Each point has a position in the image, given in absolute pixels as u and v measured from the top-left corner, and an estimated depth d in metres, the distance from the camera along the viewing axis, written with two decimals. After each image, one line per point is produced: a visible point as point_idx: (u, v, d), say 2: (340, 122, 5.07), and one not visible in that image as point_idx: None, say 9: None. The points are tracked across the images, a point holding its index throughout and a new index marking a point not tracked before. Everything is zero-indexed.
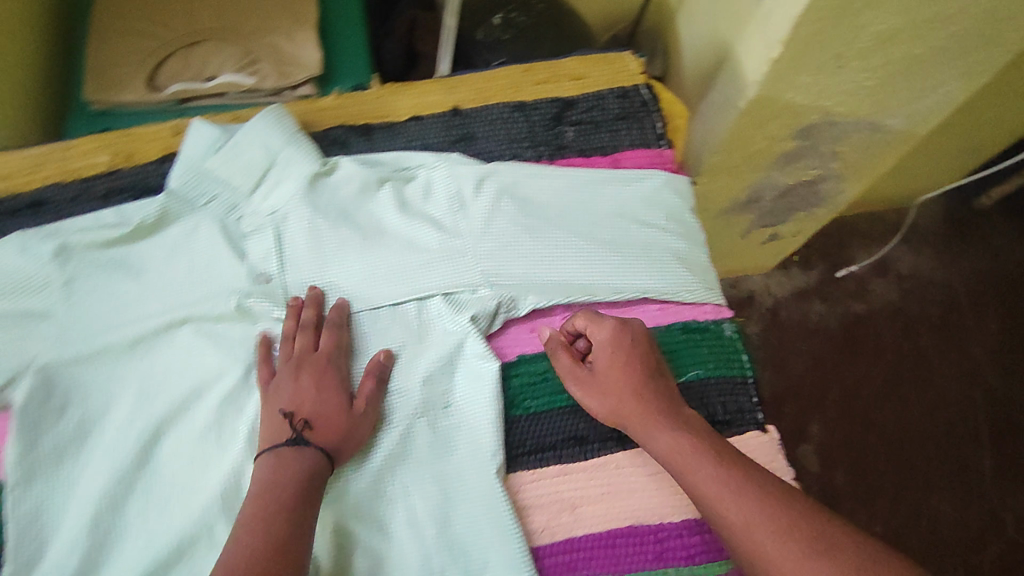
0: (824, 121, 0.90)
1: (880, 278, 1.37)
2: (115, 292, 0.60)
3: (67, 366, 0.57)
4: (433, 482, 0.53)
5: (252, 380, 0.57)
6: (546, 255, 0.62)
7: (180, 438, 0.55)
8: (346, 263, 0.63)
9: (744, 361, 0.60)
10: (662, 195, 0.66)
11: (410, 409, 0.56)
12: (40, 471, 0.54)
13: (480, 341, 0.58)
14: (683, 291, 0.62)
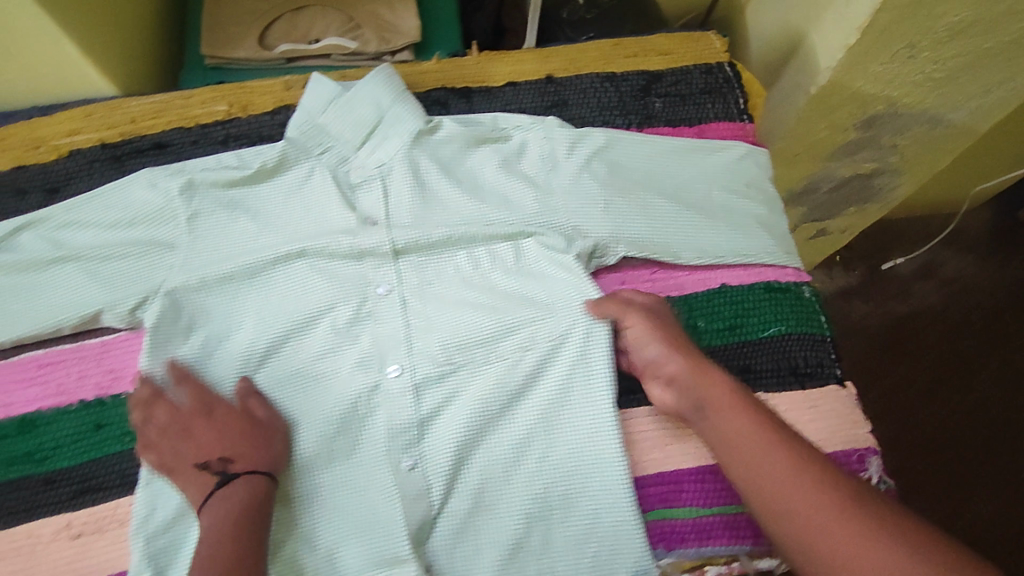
0: (888, 112, 0.92)
1: (925, 280, 1.38)
2: (237, 230, 0.65)
3: (191, 292, 0.62)
4: (540, 411, 0.58)
5: (363, 315, 0.64)
6: (635, 215, 0.65)
7: (299, 359, 0.63)
8: (442, 209, 0.67)
9: (822, 322, 0.63)
10: (743, 165, 0.69)
11: (519, 342, 0.60)
12: (175, 381, 0.61)
13: (584, 288, 0.62)
14: (765, 254, 0.65)
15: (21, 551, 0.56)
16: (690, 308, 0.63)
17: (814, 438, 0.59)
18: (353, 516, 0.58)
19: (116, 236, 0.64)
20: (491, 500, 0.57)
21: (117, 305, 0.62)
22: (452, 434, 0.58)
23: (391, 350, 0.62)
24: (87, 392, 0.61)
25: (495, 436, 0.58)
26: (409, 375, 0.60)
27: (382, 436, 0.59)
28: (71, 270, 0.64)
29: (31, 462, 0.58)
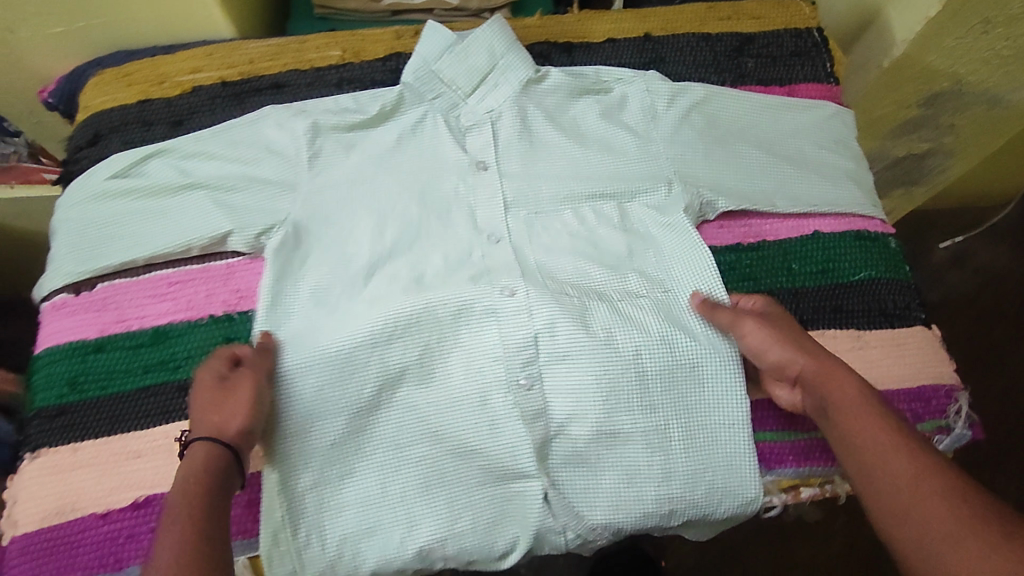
0: (953, 90, 0.96)
1: (963, 268, 1.42)
2: (355, 171, 0.68)
3: (315, 225, 0.67)
4: (651, 345, 0.64)
5: (477, 254, 0.68)
6: (733, 166, 0.69)
7: (417, 280, 0.66)
8: (545, 165, 0.71)
9: (907, 270, 0.67)
10: (834, 122, 0.73)
11: (632, 288, 0.67)
12: (297, 297, 0.65)
13: (688, 236, 0.68)
14: (855, 206, 0.69)
15: (157, 450, 0.59)
16: (785, 254, 0.67)
17: (905, 378, 0.62)
18: (478, 440, 0.63)
19: (238, 172, 0.67)
20: (612, 428, 0.63)
21: (244, 230, 0.64)
22: (568, 352, 0.64)
23: (504, 277, 0.67)
24: (215, 309, 0.64)
25: (612, 366, 0.63)
26: (522, 295, 0.66)
27: (500, 354, 0.64)
28: (197, 196, 0.67)
29: (164, 370, 0.62)
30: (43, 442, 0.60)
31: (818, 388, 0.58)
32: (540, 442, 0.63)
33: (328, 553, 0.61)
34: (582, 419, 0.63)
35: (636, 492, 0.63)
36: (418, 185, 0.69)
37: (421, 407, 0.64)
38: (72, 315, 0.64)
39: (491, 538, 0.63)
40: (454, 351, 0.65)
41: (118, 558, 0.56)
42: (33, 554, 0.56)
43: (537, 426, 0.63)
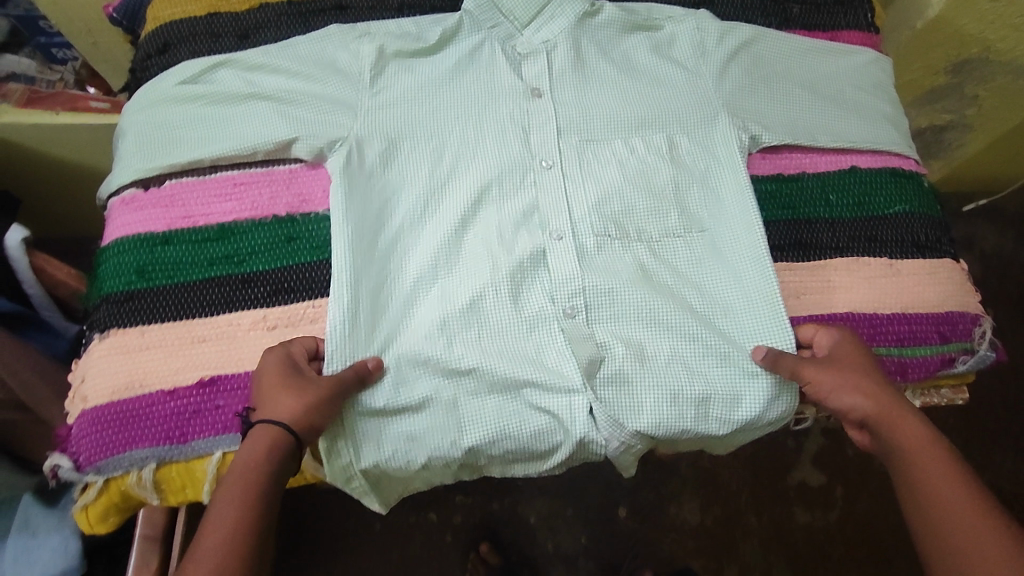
0: (979, 57, 0.99)
1: (968, 254, 1.48)
2: (412, 94, 0.70)
3: (371, 143, 0.68)
4: (688, 284, 0.67)
5: (527, 182, 0.70)
6: (779, 102, 0.72)
7: (468, 214, 0.69)
8: (599, 95, 0.73)
9: (937, 207, 0.71)
10: (873, 67, 0.76)
11: (673, 227, 0.69)
12: (356, 213, 0.66)
13: (738, 168, 0.69)
14: (892, 143, 0.72)
15: (221, 336, 0.62)
16: (824, 185, 0.70)
17: (934, 302, 0.65)
18: (523, 357, 0.65)
19: (303, 88, 0.69)
20: (649, 349, 0.65)
21: (310, 138, 0.66)
22: (613, 294, 0.66)
23: (550, 212, 0.69)
24: (279, 209, 0.67)
25: (653, 301, 0.66)
26: (571, 240, 0.68)
27: (546, 288, 0.67)
28: (262, 105, 0.68)
29: (228, 264, 0.64)
30: (110, 324, 0.62)
31: (884, 431, 0.57)
32: (587, 363, 0.63)
33: (382, 449, 0.63)
34: (628, 338, 0.65)
35: (675, 410, 0.62)
36: (475, 112, 0.71)
37: (462, 324, 0.65)
38: (142, 209, 0.66)
39: (535, 445, 0.64)
40: (505, 280, 0.66)
41: (183, 432, 0.58)
42: (101, 425, 0.58)
43: (584, 345, 0.65)
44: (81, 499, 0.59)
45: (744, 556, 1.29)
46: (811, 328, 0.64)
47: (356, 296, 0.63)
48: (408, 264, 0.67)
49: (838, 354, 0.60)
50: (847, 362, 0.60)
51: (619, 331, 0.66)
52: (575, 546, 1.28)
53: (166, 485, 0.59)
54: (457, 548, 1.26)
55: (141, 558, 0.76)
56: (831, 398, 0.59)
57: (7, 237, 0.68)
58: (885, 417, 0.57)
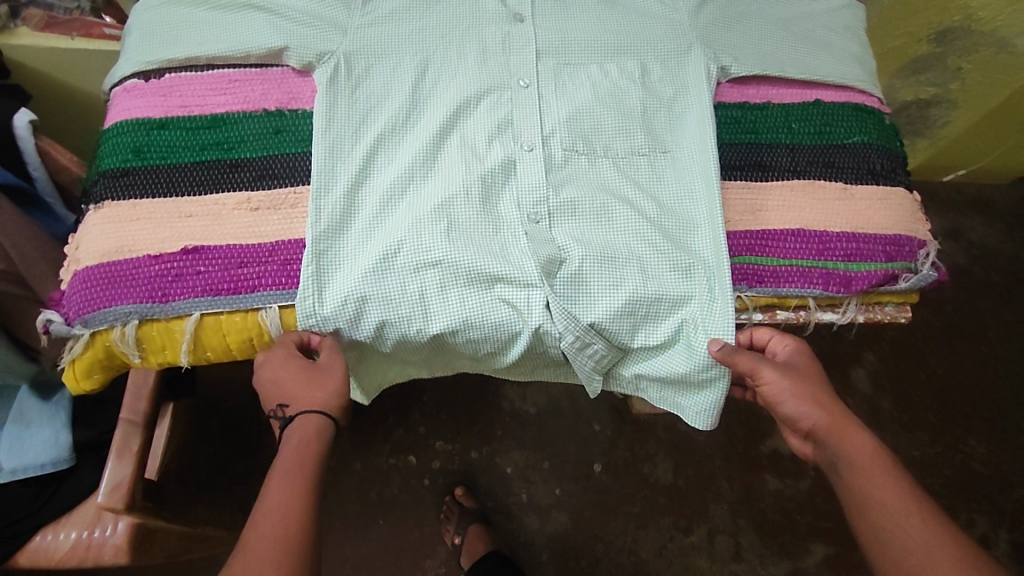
0: (961, 26, 1.03)
1: (952, 242, 1.50)
2: (397, 13, 0.72)
3: (356, 56, 0.71)
4: (648, 198, 0.69)
5: (504, 98, 0.71)
6: (751, 40, 0.75)
7: (443, 122, 0.70)
8: (580, 19, 0.75)
9: (895, 143, 0.75)
10: (843, 13, 0.80)
11: (638, 147, 0.71)
12: (336, 121, 0.68)
13: (705, 98, 0.72)
14: (856, 82, 0.76)
15: (206, 212, 0.66)
16: (787, 115, 0.74)
17: (883, 226, 0.70)
18: (487, 252, 0.65)
19: (301, 4, 0.71)
20: (611, 252, 0.66)
21: (300, 49, 0.69)
22: (576, 204, 0.68)
23: (521, 124, 0.71)
24: (269, 105, 0.71)
25: (614, 212, 0.68)
26: (541, 152, 0.69)
27: (514, 195, 0.69)
28: (256, 14, 0.71)
29: (218, 150, 0.69)
30: (105, 197, 0.66)
31: (831, 443, 0.61)
32: (545, 262, 0.65)
33: (351, 326, 0.64)
34: (587, 243, 0.67)
35: (628, 311, 0.65)
36: (457, 36, 0.73)
37: (432, 218, 0.65)
38: (141, 97, 0.70)
39: (496, 333, 0.65)
40: (476, 185, 0.67)
41: (166, 293, 0.63)
42: (90, 284, 0.63)
43: (545, 246, 0.66)
44: (70, 354, 0.64)
45: (714, 518, 1.29)
46: (766, 332, 0.67)
47: (330, 192, 0.66)
48: (385, 165, 0.69)
49: (794, 364, 0.64)
50: (799, 371, 0.64)
51: (582, 236, 0.67)
52: (548, 497, 1.28)
53: (148, 344, 0.64)
54: (433, 493, 1.28)
55: (122, 435, 0.81)
56: (783, 406, 0.63)
57: (17, 118, 0.76)
58: (833, 430, 0.61)
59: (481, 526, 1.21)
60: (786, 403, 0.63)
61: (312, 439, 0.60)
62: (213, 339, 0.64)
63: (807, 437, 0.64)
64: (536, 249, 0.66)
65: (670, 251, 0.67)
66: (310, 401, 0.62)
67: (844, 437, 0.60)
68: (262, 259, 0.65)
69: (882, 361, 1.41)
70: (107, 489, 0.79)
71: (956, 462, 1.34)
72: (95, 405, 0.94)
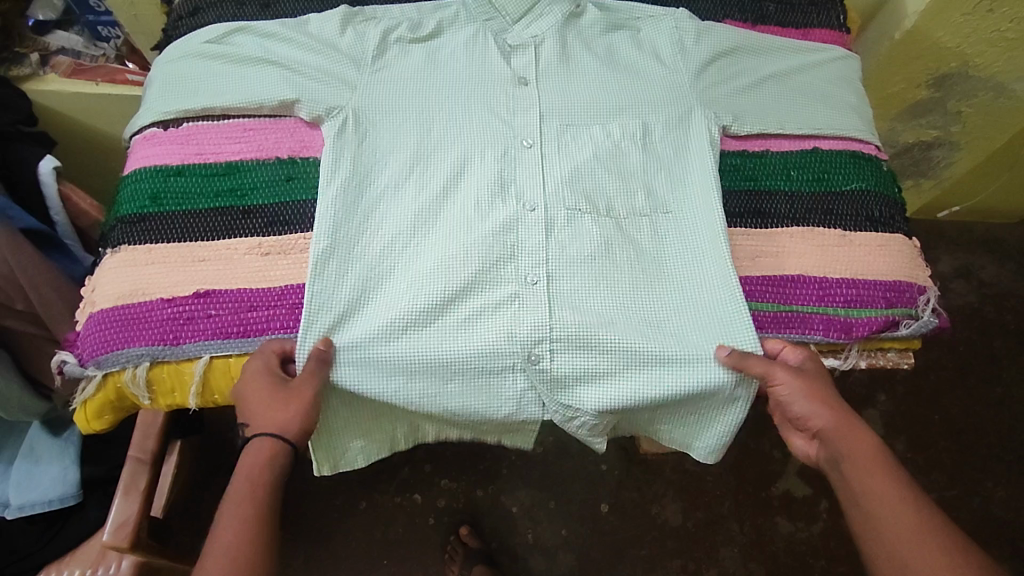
0: (960, 72, 1.04)
1: (961, 281, 1.50)
2: (406, 75, 0.76)
3: (366, 113, 0.74)
4: (648, 263, 0.71)
5: (507, 157, 0.74)
6: (749, 94, 0.78)
7: (446, 181, 0.72)
8: (582, 81, 0.77)
9: (895, 190, 0.77)
10: (841, 64, 0.83)
11: (638, 207, 0.73)
12: (343, 176, 0.71)
13: (710, 163, 0.74)
14: (853, 131, 0.78)
15: (219, 257, 0.68)
16: (785, 163, 0.76)
17: (883, 272, 0.71)
18: (484, 318, 0.68)
19: (315, 63, 0.74)
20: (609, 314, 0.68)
21: (311, 102, 0.72)
22: (575, 266, 0.70)
23: (520, 186, 0.73)
24: (282, 153, 0.74)
25: (611, 274, 0.70)
26: (543, 212, 0.71)
27: (515, 252, 0.70)
28: (271, 70, 0.74)
29: (232, 197, 0.71)
30: (122, 241, 0.69)
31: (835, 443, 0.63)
32: (529, 330, 0.67)
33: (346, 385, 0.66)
34: (584, 311, 0.68)
35: (626, 364, 0.67)
36: (462, 97, 0.76)
37: (433, 279, 0.68)
38: (160, 145, 0.73)
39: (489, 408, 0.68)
40: (477, 243, 0.70)
41: (177, 336, 0.65)
42: (104, 326, 0.65)
43: (536, 312, 0.68)
44: (81, 394, 0.66)
45: (725, 562, 1.27)
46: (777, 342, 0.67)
47: (336, 246, 0.68)
48: (389, 218, 0.71)
49: (808, 371, 0.65)
50: (813, 378, 0.65)
51: (580, 300, 0.69)
52: (555, 538, 1.27)
53: (158, 385, 0.65)
54: (438, 532, 1.27)
55: (130, 473, 0.82)
56: (792, 406, 0.65)
57: (42, 165, 0.80)
58: (839, 428, 0.63)
59: (486, 567, 1.19)
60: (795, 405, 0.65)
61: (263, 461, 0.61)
62: (222, 382, 0.65)
63: (812, 436, 0.66)
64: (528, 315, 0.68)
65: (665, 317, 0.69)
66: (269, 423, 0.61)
67: (848, 438, 0.63)
68: (271, 302, 0.66)
69: (895, 401, 1.39)
70: (112, 528, 0.79)
71: (974, 506, 1.31)
72: (104, 441, 0.95)
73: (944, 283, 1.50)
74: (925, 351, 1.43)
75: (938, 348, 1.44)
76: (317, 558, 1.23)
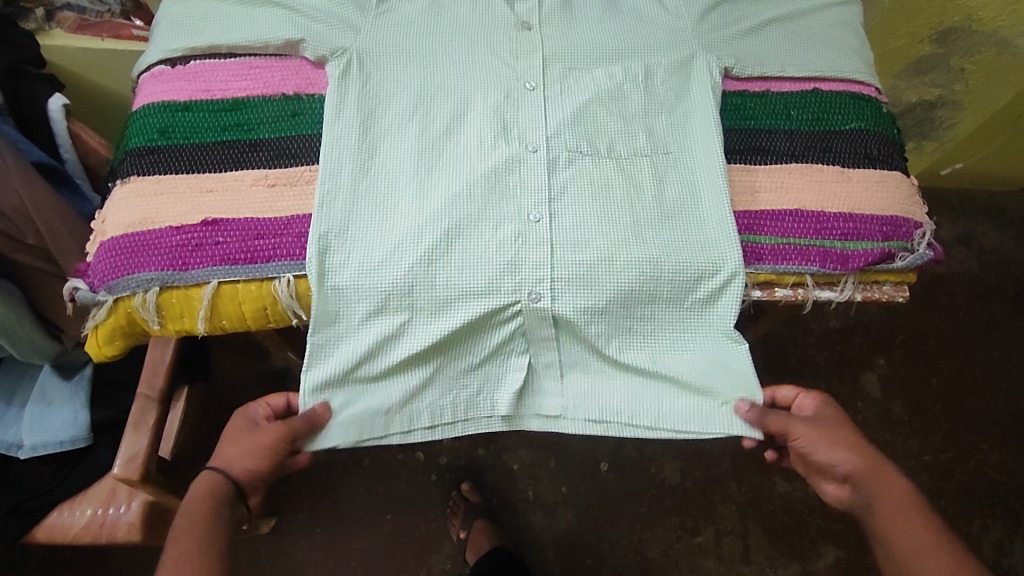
0: (964, 25, 1.04)
1: (962, 248, 1.50)
2: (410, 19, 0.76)
3: (370, 55, 0.74)
4: (648, 201, 0.71)
5: (508, 100, 0.74)
6: (751, 38, 0.78)
7: (448, 122, 0.73)
8: (586, 26, 0.78)
9: (894, 131, 0.77)
10: (843, 10, 0.83)
11: (640, 149, 0.73)
12: (347, 115, 0.72)
13: (712, 108, 0.74)
14: (855, 75, 0.78)
15: (226, 188, 0.70)
16: (786, 103, 0.77)
17: (881, 206, 0.72)
18: (486, 256, 0.68)
19: (318, 3, 0.75)
20: (610, 253, 0.68)
21: (316, 41, 0.73)
22: (576, 207, 0.70)
23: (522, 127, 0.73)
24: (287, 89, 0.74)
25: (612, 213, 0.70)
26: (544, 153, 0.72)
27: (515, 192, 0.71)
28: (276, 11, 0.75)
29: (238, 130, 0.73)
30: (131, 173, 0.70)
31: (869, 486, 0.65)
32: (533, 267, 0.68)
33: (345, 320, 0.67)
34: (585, 247, 0.69)
35: (621, 303, 0.68)
36: (466, 40, 0.76)
37: (434, 218, 0.69)
38: (168, 82, 0.74)
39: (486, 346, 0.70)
40: (477, 181, 0.70)
41: (185, 261, 0.66)
42: (115, 252, 0.66)
43: (537, 251, 0.68)
44: (93, 319, 0.68)
45: (721, 519, 1.29)
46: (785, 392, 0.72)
47: (340, 185, 0.69)
48: (393, 158, 0.71)
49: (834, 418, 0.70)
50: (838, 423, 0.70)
51: (579, 240, 0.69)
52: (554, 495, 1.29)
53: (167, 311, 0.67)
54: (440, 489, 1.29)
55: (140, 409, 0.84)
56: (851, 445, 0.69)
57: (50, 102, 0.82)
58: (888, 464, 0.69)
59: (487, 521, 1.21)
60: (821, 456, 0.68)
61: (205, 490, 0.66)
62: (230, 307, 0.67)
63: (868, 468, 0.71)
64: (528, 253, 0.68)
65: (665, 258, 0.69)
66: (223, 458, 0.68)
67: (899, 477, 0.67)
68: (278, 231, 0.68)
69: (892, 366, 1.40)
70: (122, 461, 0.81)
71: (969, 468, 1.33)
72: (114, 386, 0.97)
73: (944, 250, 1.51)
74: (923, 318, 1.44)
75: (936, 315, 1.44)
76: (321, 512, 1.26)
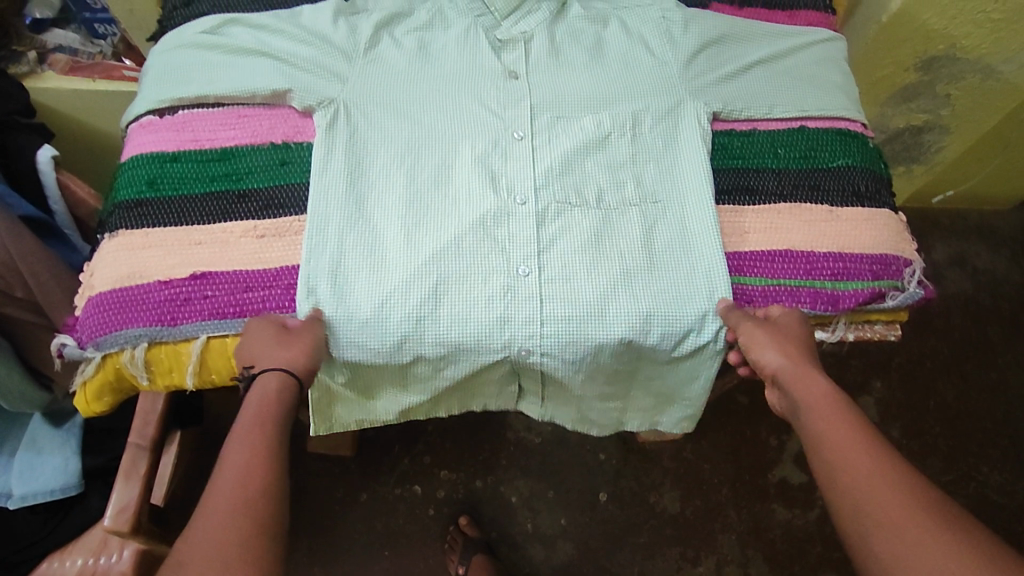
0: (947, 54, 1.05)
1: (956, 269, 1.51)
2: (398, 71, 0.77)
3: (357, 108, 0.75)
4: (638, 251, 0.70)
5: (497, 150, 0.74)
6: (737, 78, 0.79)
7: (437, 174, 0.73)
8: (573, 74, 0.78)
9: (880, 167, 0.78)
10: (828, 47, 0.84)
11: (629, 198, 0.73)
12: (334, 170, 0.72)
13: (701, 154, 0.74)
14: (841, 112, 0.79)
15: (215, 240, 0.69)
16: (772, 141, 0.77)
17: (871, 245, 0.72)
18: (475, 311, 0.68)
19: (307, 53, 0.75)
20: (599, 307, 0.68)
21: (304, 92, 0.73)
22: (565, 261, 0.70)
23: (511, 178, 0.73)
24: (276, 138, 0.75)
25: (600, 264, 0.70)
26: (532, 206, 0.72)
27: (505, 244, 0.70)
28: (264, 61, 0.75)
29: (227, 181, 0.73)
30: (119, 226, 0.70)
31: (790, 388, 0.61)
32: (522, 322, 0.68)
33: None
34: (573, 301, 0.68)
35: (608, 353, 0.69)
36: (454, 90, 0.77)
37: (422, 272, 0.68)
38: (156, 132, 0.74)
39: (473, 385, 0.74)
40: (466, 233, 0.70)
41: (173, 316, 0.66)
42: (103, 308, 0.66)
43: (527, 306, 0.68)
44: (82, 374, 0.67)
45: (722, 549, 1.27)
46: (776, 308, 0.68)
47: (326, 242, 0.69)
48: (380, 212, 0.71)
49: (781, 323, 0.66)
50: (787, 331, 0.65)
51: (568, 294, 0.69)
52: (553, 527, 1.28)
53: (157, 365, 0.66)
54: (438, 523, 1.27)
55: (131, 458, 0.82)
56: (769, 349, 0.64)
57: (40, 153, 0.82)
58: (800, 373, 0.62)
59: (486, 556, 1.19)
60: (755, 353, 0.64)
61: (268, 395, 0.58)
62: (219, 360, 0.66)
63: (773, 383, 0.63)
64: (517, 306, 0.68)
65: (655, 309, 0.68)
66: (271, 359, 0.60)
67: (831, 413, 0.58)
68: (266, 283, 0.68)
69: (889, 389, 1.40)
70: (113, 512, 0.80)
71: (970, 490, 1.32)
72: (107, 432, 0.96)
73: (939, 272, 1.51)
74: (919, 339, 1.44)
75: (932, 336, 1.44)
76: (318, 550, 1.24)
